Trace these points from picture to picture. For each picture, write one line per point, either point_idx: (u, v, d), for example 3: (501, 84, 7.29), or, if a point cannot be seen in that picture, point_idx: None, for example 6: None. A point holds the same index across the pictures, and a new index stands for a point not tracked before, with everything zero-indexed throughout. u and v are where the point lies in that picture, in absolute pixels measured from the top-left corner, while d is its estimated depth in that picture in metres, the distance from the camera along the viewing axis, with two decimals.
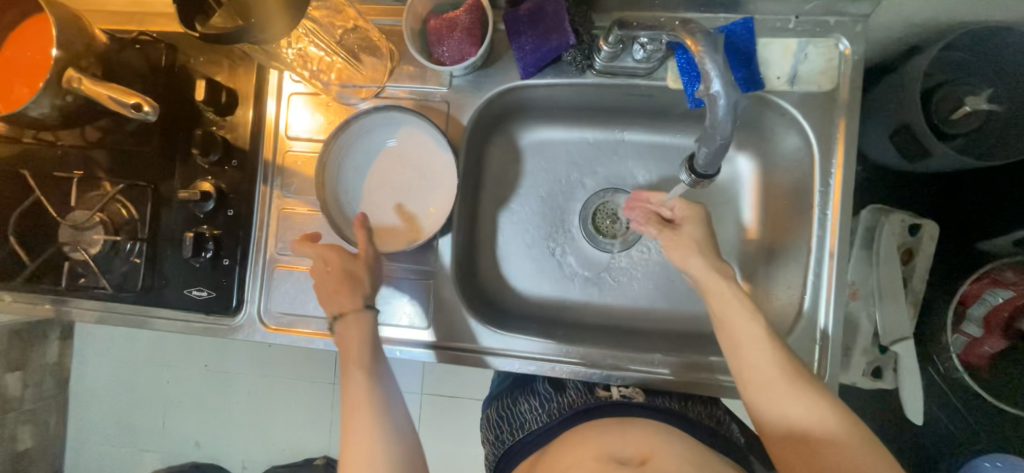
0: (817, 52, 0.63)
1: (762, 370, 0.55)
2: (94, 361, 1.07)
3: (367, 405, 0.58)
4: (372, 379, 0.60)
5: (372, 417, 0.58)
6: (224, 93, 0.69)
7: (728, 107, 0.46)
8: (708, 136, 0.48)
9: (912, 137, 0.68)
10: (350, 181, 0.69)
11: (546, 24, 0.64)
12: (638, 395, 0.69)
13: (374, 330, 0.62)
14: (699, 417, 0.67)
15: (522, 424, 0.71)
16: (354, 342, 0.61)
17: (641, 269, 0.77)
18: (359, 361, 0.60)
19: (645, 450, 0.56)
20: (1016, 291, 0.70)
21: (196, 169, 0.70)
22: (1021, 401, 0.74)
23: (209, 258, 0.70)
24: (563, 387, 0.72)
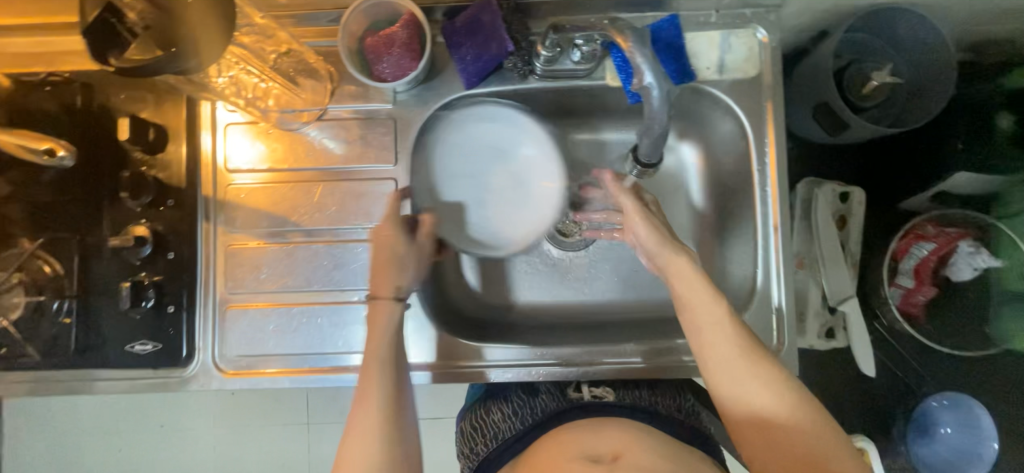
0: (739, 42, 0.68)
1: (723, 350, 0.56)
2: (27, 440, 0.96)
3: (379, 394, 0.55)
4: (391, 369, 0.57)
5: (382, 408, 0.55)
6: (152, 129, 0.65)
7: (662, 98, 0.48)
8: (648, 127, 0.50)
9: (831, 113, 0.74)
10: (437, 153, 0.72)
11: (484, 33, 0.65)
12: (609, 394, 0.70)
13: (399, 321, 0.60)
14: (669, 410, 0.68)
15: (496, 434, 0.70)
16: (377, 335, 0.58)
17: (605, 263, 0.79)
18: (379, 357, 0.57)
19: (618, 447, 0.57)
20: (937, 242, 0.78)
21: (125, 213, 0.65)
22: (954, 342, 0.81)
23: (151, 307, 0.65)
24: (537, 393, 0.73)
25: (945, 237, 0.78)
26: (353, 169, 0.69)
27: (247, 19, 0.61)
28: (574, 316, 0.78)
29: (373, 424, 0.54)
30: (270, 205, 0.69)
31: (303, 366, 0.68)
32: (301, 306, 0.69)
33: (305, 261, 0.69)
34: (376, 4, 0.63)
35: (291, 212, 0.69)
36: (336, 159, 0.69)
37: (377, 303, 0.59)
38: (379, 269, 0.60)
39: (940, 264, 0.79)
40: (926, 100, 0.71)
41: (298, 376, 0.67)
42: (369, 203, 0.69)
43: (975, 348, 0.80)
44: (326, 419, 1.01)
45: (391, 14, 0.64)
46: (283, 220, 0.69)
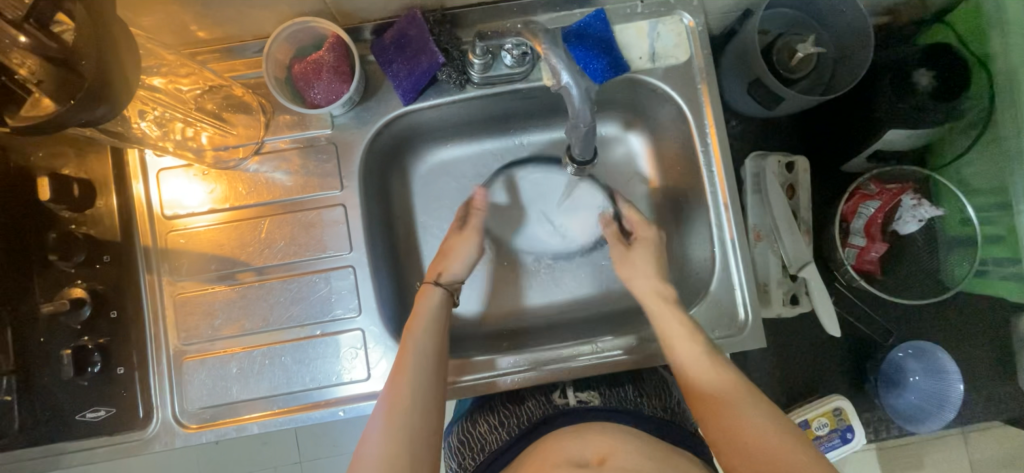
0: (667, 30, 0.69)
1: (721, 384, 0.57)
2: None
3: (416, 362, 0.58)
4: (431, 344, 0.61)
5: (418, 377, 0.57)
6: (77, 186, 0.61)
7: (582, 94, 0.46)
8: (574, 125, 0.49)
9: (765, 88, 0.76)
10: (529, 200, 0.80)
11: (413, 47, 0.64)
12: (594, 398, 0.71)
13: (443, 307, 0.66)
14: (654, 411, 0.70)
15: (482, 446, 0.70)
16: (424, 308, 0.65)
17: (574, 262, 0.80)
18: (422, 325, 0.62)
19: (603, 451, 0.57)
20: (880, 199, 0.82)
21: (60, 275, 0.61)
22: (914, 293, 0.83)
23: (99, 371, 0.61)
24: (522, 401, 0.73)
25: (887, 194, 0.81)
26: (299, 199, 0.67)
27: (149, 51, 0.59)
28: (542, 316, 0.78)
29: (407, 390, 0.55)
30: (216, 248, 0.67)
31: (271, 409, 0.65)
32: (262, 347, 0.66)
33: (259, 300, 0.66)
34: (298, 30, 0.61)
35: (239, 252, 0.67)
36: (279, 192, 0.67)
37: (427, 286, 0.67)
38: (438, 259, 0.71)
39: (886, 219, 0.82)
40: (851, 66, 0.74)
41: (267, 421, 0.64)
42: (319, 233, 0.67)
43: (930, 295, 0.83)
44: (318, 456, 0.99)
45: (316, 38, 0.63)
46: (232, 261, 0.67)
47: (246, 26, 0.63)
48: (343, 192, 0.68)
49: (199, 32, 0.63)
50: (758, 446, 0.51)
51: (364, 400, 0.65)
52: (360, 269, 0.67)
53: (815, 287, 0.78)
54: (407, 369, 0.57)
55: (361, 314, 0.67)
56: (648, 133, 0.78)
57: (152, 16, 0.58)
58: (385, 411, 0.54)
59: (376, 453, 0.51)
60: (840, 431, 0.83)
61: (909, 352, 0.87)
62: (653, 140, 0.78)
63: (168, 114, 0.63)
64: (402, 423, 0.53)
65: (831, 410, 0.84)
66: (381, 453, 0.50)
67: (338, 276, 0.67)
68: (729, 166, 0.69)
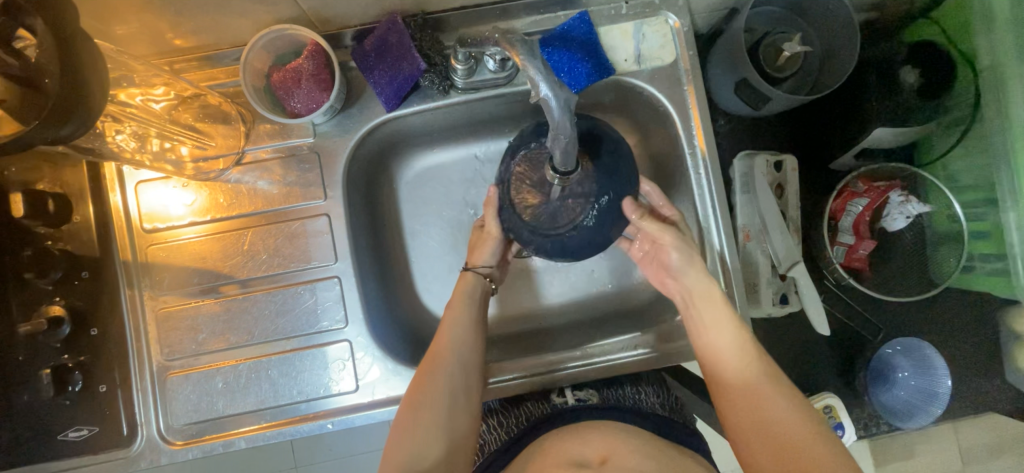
0: (652, 31, 0.68)
1: (766, 406, 0.54)
2: None
3: (455, 337, 0.63)
4: (472, 320, 0.65)
5: (457, 348, 0.62)
6: (51, 202, 0.60)
7: (562, 106, 0.44)
8: (553, 137, 0.47)
9: (752, 88, 0.75)
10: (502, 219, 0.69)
11: (393, 54, 0.63)
12: (592, 397, 0.70)
13: (480, 285, 0.69)
14: (652, 407, 0.70)
15: (482, 447, 0.70)
16: (463, 287, 0.68)
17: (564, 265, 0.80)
18: (461, 305, 0.66)
19: (604, 450, 0.59)
20: (868, 197, 0.82)
21: (36, 293, 0.60)
22: (903, 290, 0.84)
23: (80, 390, 0.60)
24: (520, 403, 0.72)
25: (876, 191, 0.81)
26: (282, 209, 0.66)
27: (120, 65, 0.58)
28: (531, 320, 0.78)
29: (449, 363, 0.60)
30: (200, 260, 0.65)
31: (260, 423, 0.64)
32: (249, 361, 0.65)
33: (244, 313, 0.65)
34: (275, 38, 0.60)
35: (222, 264, 0.65)
36: (263, 202, 0.66)
37: (465, 271, 0.70)
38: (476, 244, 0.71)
39: (873, 217, 0.83)
40: (839, 65, 0.74)
41: (255, 436, 0.63)
42: (303, 244, 0.66)
43: (917, 291, 0.83)
44: (313, 461, 1.01)
45: (296, 46, 0.62)
46: (215, 274, 0.65)
47: (223, 34, 0.61)
48: (328, 202, 0.67)
49: (175, 40, 0.61)
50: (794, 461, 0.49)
51: (354, 413, 0.65)
52: (346, 280, 0.66)
53: (805, 287, 0.78)
54: (445, 342, 0.62)
55: (348, 325, 0.66)
56: (635, 134, 0.77)
57: (125, 26, 0.56)
58: (420, 377, 0.60)
59: (410, 409, 0.57)
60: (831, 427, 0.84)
61: (897, 348, 0.87)
62: (640, 141, 0.78)
63: (143, 128, 0.62)
64: (435, 389, 0.58)
65: (822, 408, 0.84)
66: (411, 410, 0.57)
67: (324, 287, 0.66)
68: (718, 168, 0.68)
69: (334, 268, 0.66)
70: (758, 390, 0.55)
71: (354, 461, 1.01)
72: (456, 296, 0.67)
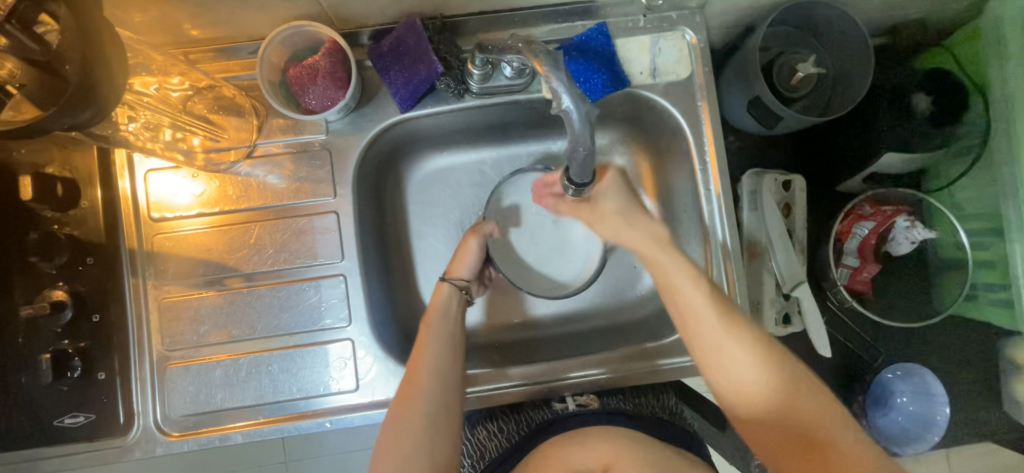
0: (669, 45, 0.68)
1: (789, 397, 0.51)
2: None
3: (432, 353, 0.61)
4: (446, 339, 0.63)
5: (432, 368, 0.60)
6: (61, 186, 0.60)
7: (583, 118, 0.44)
8: (572, 149, 0.46)
9: (764, 106, 0.75)
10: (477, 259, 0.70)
11: (410, 55, 0.63)
12: (593, 402, 0.70)
13: (456, 301, 0.68)
14: (652, 412, 0.72)
15: (482, 454, 0.71)
16: (438, 302, 0.67)
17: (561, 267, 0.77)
18: (435, 319, 0.65)
19: (606, 457, 0.58)
20: (875, 221, 0.82)
21: (40, 277, 0.59)
22: (905, 315, 0.84)
23: (79, 377, 0.60)
24: (521, 407, 0.73)
25: (882, 215, 0.81)
26: (288, 206, 0.66)
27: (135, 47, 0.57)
28: (533, 327, 0.78)
29: (428, 380, 0.59)
30: (205, 252, 0.65)
31: (257, 418, 0.64)
32: (249, 356, 0.65)
33: (247, 307, 0.65)
34: (293, 34, 0.60)
35: (228, 257, 0.65)
36: (271, 197, 0.66)
37: (441, 282, 0.69)
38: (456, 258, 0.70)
39: (879, 240, 0.83)
40: (853, 88, 0.74)
41: (252, 430, 0.63)
42: (310, 240, 0.66)
43: (919, 318, 0.83)
44: (303, 457, 1.02)
45: (313, 42, 0.62)
46: (221, 266, 0.65)
47: (241, 27, 0.61)
48: (336, 200, 0.66)
49: (192, 31, 0.61)
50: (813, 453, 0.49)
51: (352, 411, 0.64)
52: (351, 278, 0.66)
53: (808, 307, 0.78)
54: (424, 358, 0.61)
55: (350, 324, 0.66)
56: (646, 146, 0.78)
57: (144, 14, 0.56)
58: (399, 400, 0.58)
59: (392, 438, 0.55)
60: None
61: (896, 372, 0.87)
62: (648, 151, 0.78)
63: (156, 117, 0.62)
64: (413, 416, 0.57)
65: None
66: (395, 435, 0.56)
67: (329, 284, 0.66)
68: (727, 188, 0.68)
69: (341, 265, 0.66)
70: (779, 391, 0.52)
71: (348, 457, 1.01)
72: (428, 315, 0.66)
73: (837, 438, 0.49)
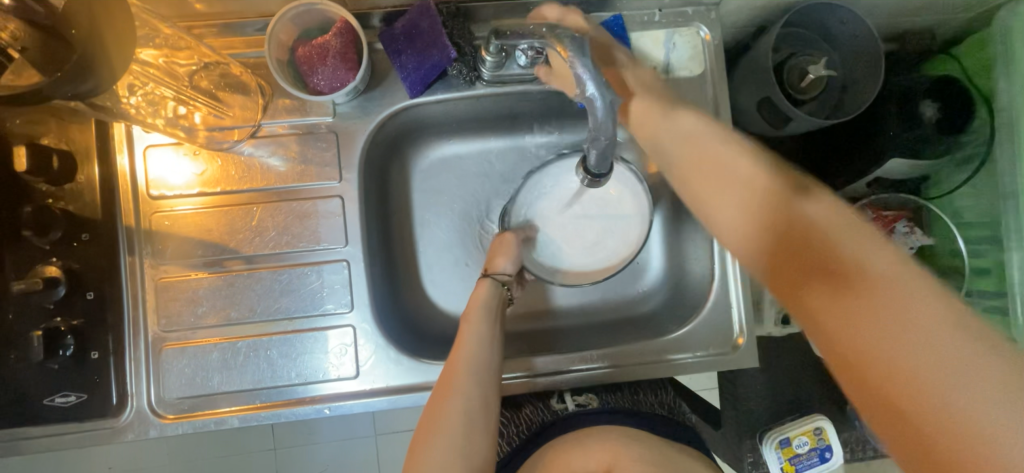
0: (683, 41, 0.68)
1: (820, 235, 0.43)
2: None
3: (470, 349, 0.61)
4: (484, 333, 0.63)
5: (472, 362, 0.59)
6: (56, 158, 0.57)
7: (608, 107, 0.44)
8: (594, 138, 0.46)
9: (774, 107, 0.75)
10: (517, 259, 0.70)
11: (423, 39, 0.62)
12: (592, 401, 0.73)
13: (496, 296, 0.68)
14: (651, 408, 0.74)
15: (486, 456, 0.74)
16: (478, 300, 0.67)
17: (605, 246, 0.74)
18: (473, 315, 0.65)
19: (606, 460, 0.58)
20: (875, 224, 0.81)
21: (32, 252, 0.57)
22: None
23: (71, 355, 0.58)
24: (520, 407, 0.75)
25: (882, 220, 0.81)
26: (289, 188, 0.65)
27: (154, 28, 0.57)
28: (535, 320, 0.78)
29: (464, 372, 0.58)
30: (204, 232, 0.64)
31: (254, 402, 0.63)
32: (247, 339, 0.63)
33: (247, 289, 0.64)
34: (304, 12, 0.58)
35: (228, 238, 0.64)
36: (275, 178, 0.65)
37: (483, 278, 0.69)
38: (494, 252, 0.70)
39: None
40: (861, 92, 0.75)
41: (249, 414, 0.62)
42: (314, 224, 0.65)
43: None
44: (295, 444, 1.01)
45: (323, 21, 0.60)
46: (220, 247, 0.64)
47: (250, 3, 0.60)
48: (341, 184, 0.65)
49: (199, 5, 0.59)
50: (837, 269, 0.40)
51: (351, 399, 0.64)
52: (354, 264, 0.65)
53: None
54: (461, 352, 0.60)
55: (352, 310, 0.65)
56: None
57: None
58: (440, 394, 0.57)
59: (428, 429, 0.54)
60: (819, 450, 0.81)
61: None
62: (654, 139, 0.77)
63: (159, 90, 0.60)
64: (453, 407, 0.55)
65: (813, 429, 0.81)
66: (431, 428, 0.54)
67: (331, 270, 0.65)
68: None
69: (344, 251, 0.65)
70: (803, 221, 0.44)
71: (341, 445, 1.01)
72: (468, 311, 0.66)
73: (880, 269, 0.39)
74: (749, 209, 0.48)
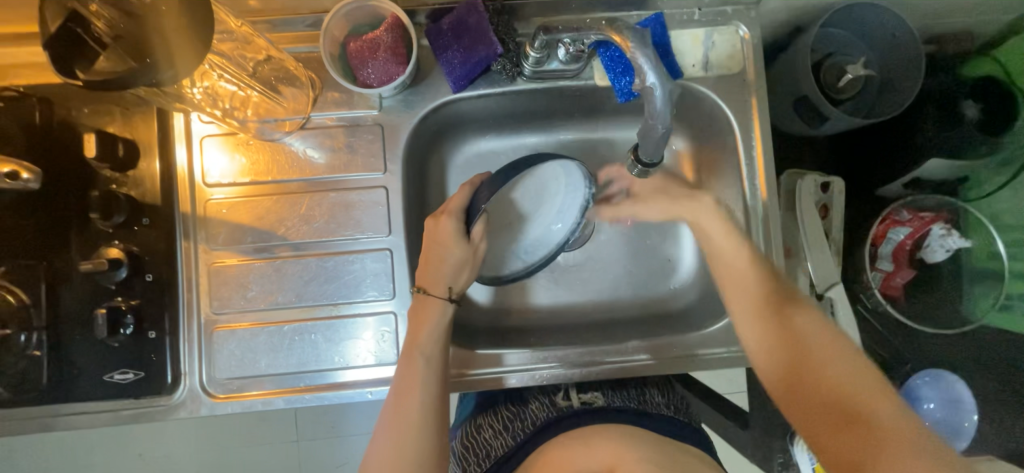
0: (722, 39, 0.69)
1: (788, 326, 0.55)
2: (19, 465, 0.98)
3: (417, 387, 0.58)
4: (430, 372, 0.59)
5: (422, 404, 0.57)
6: (121, 146, 0.61)
7: (665, 96, 0.48)
8: (650, 126, 0.50)
9: (812, 106, 0.76)
10: (466, 272, 0.65)
11: (471, 35, 0.64)
12: (598, 399, 0.72)
13: (446, 320, 0.63)
14: (657, 408, 0.72)
15: (487, 453, 0.71)
16: (426, 323, 0.61)
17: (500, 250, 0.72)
18: (423, 343, 0.60)
19: (610, 460, 0.56)
20: (911, 226, 0.82)
21: (97, 234, 0.61)
22: (936, 319, 0.84)
23: (130, 333, 0.61)
24: (526, 403, 0.74)
25: (919, 221, 0.82)
26: (333, 178, 0.67)
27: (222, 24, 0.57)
28: (567, 315, 0.79)
29: (416, 412, 0.57)
30: (256, 220, 0.66)
31: (298, 385, 0.65)
32: (293, 323, 0.66)
33: (295, 275, 0.66)
34: (358, 7, 0.61)
35: (277, 225, 0.66)
36: (322, 169, 0.67)
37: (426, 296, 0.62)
38: (434, 262, 0.63)
39: (913, 247, 0.83)
40: (897, 93, 0.75)
41: (293, 396, 0.64)
42: (358, 214, 0.67)
43: (954, 326, 0.83)
44: (318, 437, 1.03)
45: (373, 17, 0.63)
46: (269, 234, 0.66)
47: None
48: (386, 176, 0.67)
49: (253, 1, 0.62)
50: (808, 375, 0.51)
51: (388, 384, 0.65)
52: (397, 252, 0.67)
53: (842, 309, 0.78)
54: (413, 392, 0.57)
55: (393, 298, 0.67)
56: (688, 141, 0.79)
57: None
58: (394, 444, 0.56)
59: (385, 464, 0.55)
60: None
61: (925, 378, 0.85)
62: (696, 148, 0.78)
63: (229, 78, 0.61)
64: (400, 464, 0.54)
65: None
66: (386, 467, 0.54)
67: (374, 258, 0.67)
68: (772, 200, 0.70)
69: (388, 239, 0.67)
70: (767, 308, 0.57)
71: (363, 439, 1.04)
72: (416, 336, 0.60)
73: (836, 374, 0.50)
74: (750, 295, 0.58)
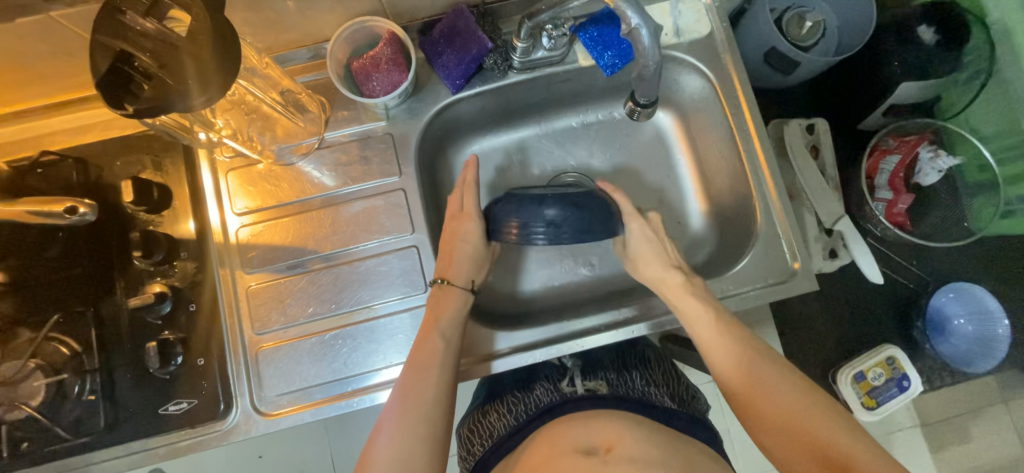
0: (687, 8, 0.75)
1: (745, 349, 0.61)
2: None
3: (432, 372, 0.60)
4: (446, 350, 0.62)
5: (437, 384, 0.59)
6: (155, 189, 0.66)
7: (650, 34, 0.58)
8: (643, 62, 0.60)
9: (781, 56, 0.82)
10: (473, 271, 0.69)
11: (461, 37, 0.69)
12: (603, 387, 0.71)
13: (467, 308, 0.67)
14: (662, 399, 0.70)
15: (490, 432, 0.72)
16: (447, 309, 0.65)
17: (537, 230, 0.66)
18: (444, 331, 0.63)
19: (608, 440, 0.57)
20: (898, 153, 0.87)
21: (139, 274, 0.65)
22: (947, 236, 0.89)
23: (181, 364, 0.64)
24: (532, 389, 0.74)
25: (906, 146, 0.87)
26: (351, 190, 0.71)
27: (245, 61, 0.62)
28: (594, 288, 0.81)
29: (432, 393, 0.59)
30: (283, 239, 0.69)
31: (345, 390, 0.66)
32: (332, 331, 0.68)
33: (330, 285, 0.69)
34: (355, 30, 0.67)
35: (307, 240, 0.70)
36: (341, 183, 0.71)
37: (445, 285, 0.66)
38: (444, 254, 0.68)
39: (907, 173, 0.88)
40: (858, 28, 0.81)
41: (342, 401, 0.66)
42: (380, 218, 0.70)
43: (958, 239, 0.89)
44: None
45: (371, 38, 0.69)
46: (300, 250, 0.69)
47: (307, 33, 0.69)
48: (402, 178, 0.71)
49: (259, 42, 0.68)
50: (759, 390, 0.57)
51: None
52: (423, 249, 0.70)
53: (852, 238, 0.81)
54: (420, 379, 0.59)
55: (424, 290, 0.69)
56: (674, 107, 0.83)
57: None
58: (401, 419, 0.57)
59: (399, 432, 0.56)
60: (896, 379, 0.87)
61: (951, 295, 0.92)
62: (692, 149, 0.84)
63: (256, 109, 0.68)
64: (415, 438, 0.56)
65: (884, 360, 0.88)
66: (400, 435, 0.56)
67: (401, 256, 0.70)
68: (765, 143, 0.74)
69: (410, 239, 0.70)
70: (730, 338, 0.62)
71: None
72: (436, 318, 0.64)
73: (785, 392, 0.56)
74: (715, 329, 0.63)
